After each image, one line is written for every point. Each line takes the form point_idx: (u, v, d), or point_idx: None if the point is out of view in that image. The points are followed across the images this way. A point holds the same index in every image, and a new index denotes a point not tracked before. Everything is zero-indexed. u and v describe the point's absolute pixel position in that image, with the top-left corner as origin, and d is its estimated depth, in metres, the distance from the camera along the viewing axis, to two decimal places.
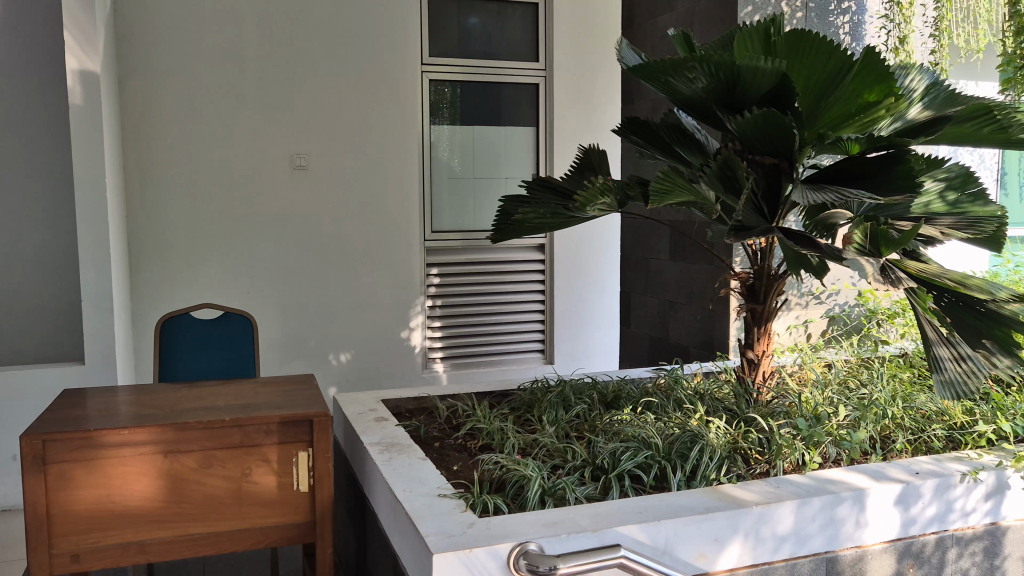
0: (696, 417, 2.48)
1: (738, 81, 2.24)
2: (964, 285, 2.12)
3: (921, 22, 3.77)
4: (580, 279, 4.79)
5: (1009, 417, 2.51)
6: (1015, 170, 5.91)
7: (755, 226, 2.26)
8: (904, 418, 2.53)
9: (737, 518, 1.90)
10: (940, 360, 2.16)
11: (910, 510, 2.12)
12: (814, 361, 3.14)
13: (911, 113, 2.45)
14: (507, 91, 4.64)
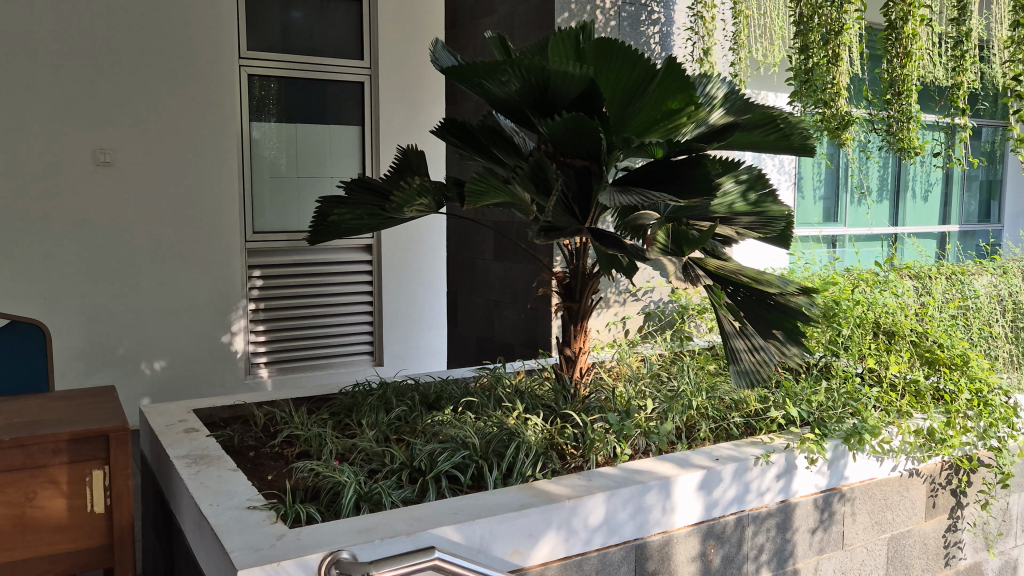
0: (514, 415, 2.53)
1: (548, 86, 2.31)
2: (757, 281, 2.29)
3: (722, 35, 4.04)
4: (408, 280, 4.75)
5: (797, 402, 2.73)
6: (811, 175, 6.41)
7: (566, 227, 2.33)
8: (707, 407, 2.70)
9: (550, 513, 1.95)
10: (736, 351, 2.27)
11: (712, 493, 2.25)
12: (629, 356, 3.27)
13: (712, 118, 2.61)
14: (331, 88, 4.50)
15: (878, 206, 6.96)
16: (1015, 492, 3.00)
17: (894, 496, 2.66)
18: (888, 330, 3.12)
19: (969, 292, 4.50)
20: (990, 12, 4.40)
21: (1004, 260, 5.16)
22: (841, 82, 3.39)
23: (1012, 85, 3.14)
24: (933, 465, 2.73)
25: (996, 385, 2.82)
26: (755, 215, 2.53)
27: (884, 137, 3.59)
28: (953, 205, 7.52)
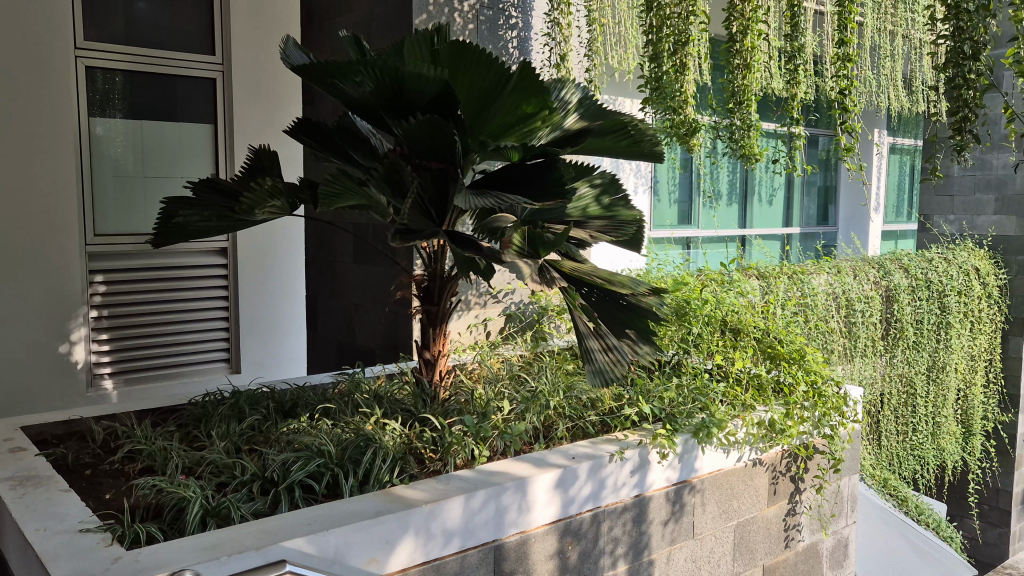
0: (372, 420, 2.49)
1: (403, 88, 2.29)
2: (609, 282, 2.36)
3: (578, 42, 4.13)
4: (264, 283, 4.51)
5: (649, 398, 2.84)
6: (666, 179, 6.71)
7: (422, 230, 2.32)
8: (564, 406, 2.76)
9: (407, 518, 1.93)
10: (591, 351, 2.30)
11: (568, 491, 2.30)
12: (490, 358, 3.29)
13: (567, 122, 2.67)
14: (181, 84, 4.17)
15: (727, 209, 7.33)
16: (847, 476, 3.22)
17: (739, 485, 2.80)
18: (734, 327, 3.26)
19: (807, 290, 4.81)
20: (821, 30, 4.73)
21: (838, 260, 5.55)
22: (688, 91, 3.54)
23: (840, 98, 3.37)
24: (773, 454, 2.90)
25: (828, 376, 3.02)
26: (607, 218, 2.62)
27: (727, 144, 3.78)
28: (795, 208, 8.03)
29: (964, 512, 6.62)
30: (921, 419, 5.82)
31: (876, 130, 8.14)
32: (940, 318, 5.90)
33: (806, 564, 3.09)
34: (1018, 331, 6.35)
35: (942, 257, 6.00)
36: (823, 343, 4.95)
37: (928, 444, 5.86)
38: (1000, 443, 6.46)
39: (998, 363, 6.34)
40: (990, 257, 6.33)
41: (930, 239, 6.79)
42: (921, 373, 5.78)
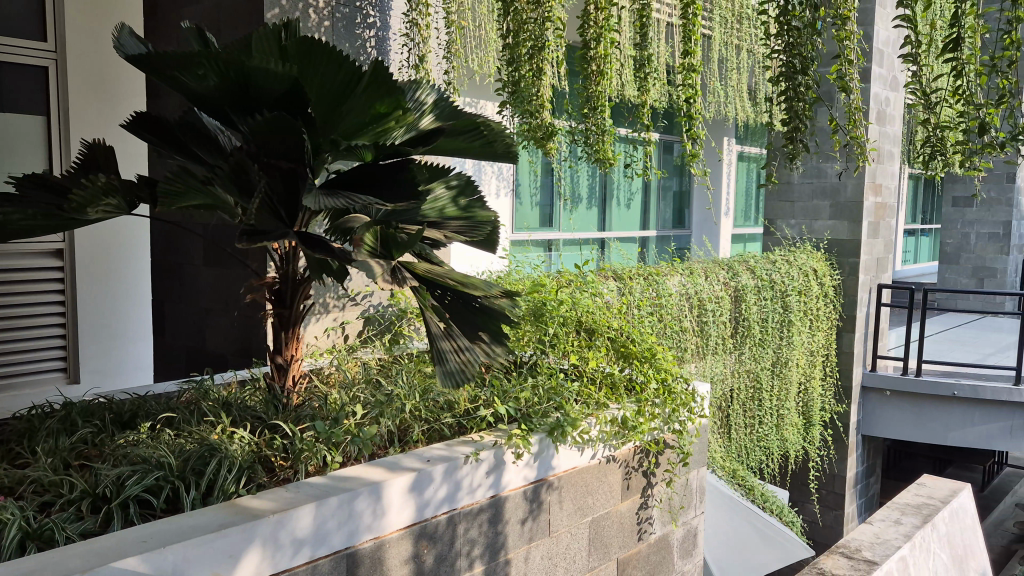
0: (219, 429, 2.39)
1: (249, 83, 2.20)
2: (462, 284, 2.37)
3: (437, 44, 4.13)
4: (105, 288, 4.23)
5: (505, 399, 2.86)
6: (527, 183, 6.84)
7: (271, 230, 2.24)
8: (420, 408, 2.75)
9: (252, 530, 1.86)
10: (443, 351, 2.30)
11: (423, 494, 2.28)
12: (348, 362, 3.22)
13: (422, 122, 2.64)
14: (8, 72, 3.82)
15: (588, 212, 7.53)
16: (695, 470, 3.37)
17: (593, 482, 2.87)
18: (588, 327, 3.33)
19: (662, 291, 4.99)
20: (671, 41, 4.93)
21: (690, 261, 5.79)
22: (544, 95, 3.61)
23: (685, 106, 3.51)
24: (626, 450, 2.99)
25: (678, 374, 3.13)
26: (464, 219, 2.61)
27: (582, 148, 3.87)
28: (651, 212, 8.35)
29: (805, 497, 7.07)
30: (767, 412, 6.17)
31: (724, 139, 8.57)
32: (783, 316, 6.27)
33: (657, 555, 3.20)
34: (850, 327, 6.85)
35: (783, 259, 6.38)
36: (676, 342, 5.15)
37: (773, 435, 6.20)
38: (837, 432, 6.94)
39: (834, 357, 6.80)
40: (826, 259, 6.79)
41: (775, 242, 7.28)
42: (766, 368, 6.13)
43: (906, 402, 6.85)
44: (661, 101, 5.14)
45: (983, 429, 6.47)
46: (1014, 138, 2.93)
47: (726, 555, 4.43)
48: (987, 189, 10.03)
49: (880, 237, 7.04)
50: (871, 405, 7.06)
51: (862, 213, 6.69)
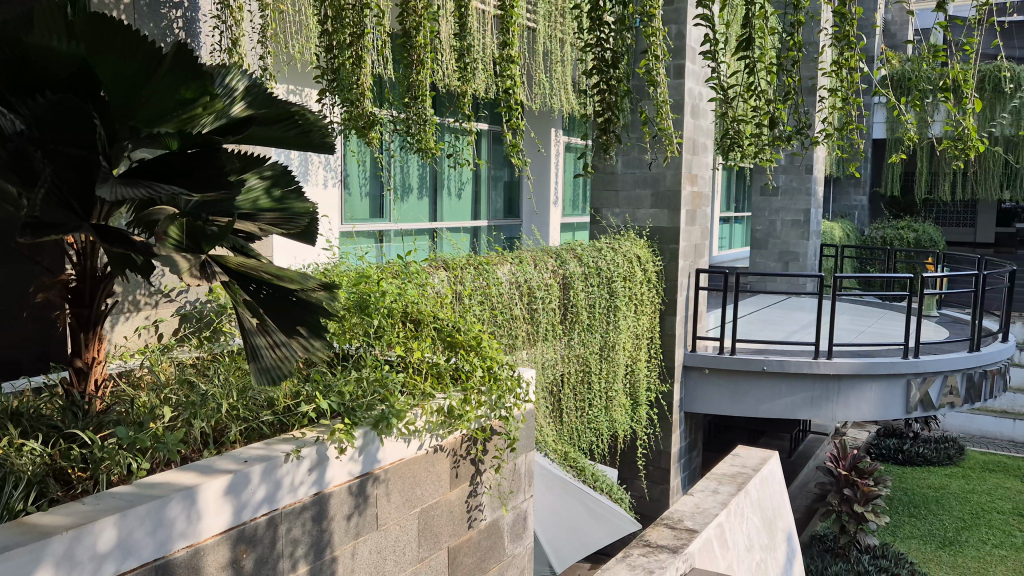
0: (6, 441, 2.18)
1: (29, 63, 2.00)
2: (279, 277, 2.28)
3: (252, 28, 3.97)
4: None
5: (328, 394, 2.79)
6: (356, 173, 6.74)
7: (60, 222, 2.04)
8: (238, 407, 2.65)
9: (41, 549, 1.71)
10: (256, 348, 2.22)
11: (239, 496, 2.18)
12: (161, 363, 3.02)
13: (233, 110, 2.51)
14: None
15: (418, 203, 7.51)
16: (523, 454, 3.44)
17: (421, 472, 2.87)
18: (415, 318, 3.28)
19: (493, 280, 5.05)
20: (494, 32, 4.99)
21: (519, 249, 5.90)
22: (365, 84, 3.57)
23: (505, 97, 3.57)
24: (453, 439, 3.02)
25: (504, 361, 3.19)
26: (279, 211, 2.51)
27: (405, 138, 3.85)
28: (482, 203, 8.45)
29: (633, 474, 7.42)
30: (596, 395, 6.39)
31: (551, 130, 8.79)
32: (609, 301, 6.51)
33: (488, 541, 3.25)
34: (671, 311, 7.23)
35: (609, 247, 6.63)
36: (507, 330, 5.24)
37: (602, 417, 6.44)
38: (661, 411, 7.31)
39: (658, 339, 7.15)
40: (648, 246, 7.12)
41: (601, 230, 7.58)
42: (594, 352, 6.34)
43: (723, 379, 7.29)
44: (485, 93, 5.21)
45: (789, 400, 7.05)
46: (799, 132, 3.21)
47: (559, 535, 4.62)
48: (789, 179, 10.88)
49: (697, 224, 7.46)
50: (691, 383, 7.45)
51: (680, 203, 7.07)
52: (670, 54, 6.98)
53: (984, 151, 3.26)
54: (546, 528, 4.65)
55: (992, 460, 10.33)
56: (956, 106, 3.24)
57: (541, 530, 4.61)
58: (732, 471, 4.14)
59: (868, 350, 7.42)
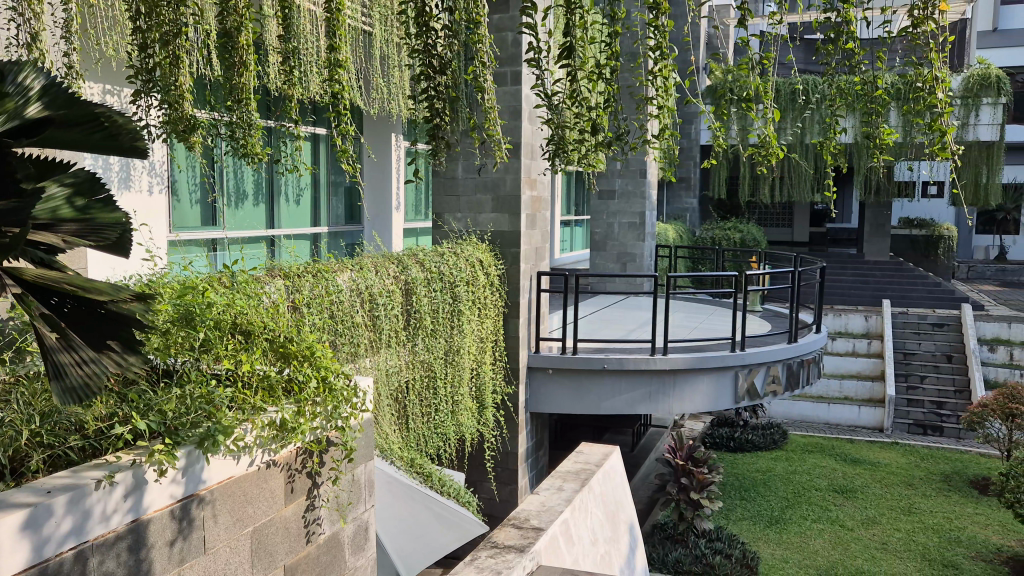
0: None
1: None
2: (84, 289, 2.09)
3: (54, 22, 3.69)
4: None
5: (147, 413, 2.61)
6: (184, 178, 6.39)
7: None
8: (43, 433, 2.46)
9: None
10: (60, 366, 2.03)
11: (40, 531, 2.02)
12: None
13: (25, 112, 2.16)
14: None
15: (254, 209, 7.24)
16: (362, 464, 3.38)
17: (252, 489, 2.76)
18: (245, 330, 3.08)
19: (332, 288, 4.91)
20: (321, 33, 4.88)
21: (360, 256, 5.78)
22: (185, 85, 3.36)
23: (333, 101, 3.49)
24: (287, 453, 2.92)
25: (339, 370, 3.11)
26: (83, 221, 2.28)
27: (229, 143, 3.71)
28: (322, 208, 8.26)
29: (482, 476, 7.47)
30: (442, 400, 6.38)
31: (390, 136, 8.73)
32: (453, 305, 6.51)
33: (327, 555, 3.17)
34: (514, 313, 7.34)
35: (451, 252, 6.63)
36: (349, 338, 5.14)
37: (448, 421, 6.44)
38: (507, 412, 7.39)
39: (502, 342, 7.23)
40: (490, 250, 7.19)
41: (443, 235, 7.58)
42: (439, 357, 6.33)
43: (566, 379, 7.46)
44: (313, 94, 5.09)
45: (628, 396, 7.32)
46: (619, 139, 3.35)
47: (407, 544, 4.60)
48: (624, 183, 11.33)
49: (537, 228, 7.62)
50: (536, 383, 7.58)
51: (519, 207, 7.19)
52: (503, 61, 7.17)
53: (782, 156, 3.53)
54: (393, 536, 4.59)
55: (811, 442, 11.18)
56: (758, 114, 3.49)
57: (389, 540, 4.57)
58: (575, 467, 4.24)
59: (699, 345, 7.84)
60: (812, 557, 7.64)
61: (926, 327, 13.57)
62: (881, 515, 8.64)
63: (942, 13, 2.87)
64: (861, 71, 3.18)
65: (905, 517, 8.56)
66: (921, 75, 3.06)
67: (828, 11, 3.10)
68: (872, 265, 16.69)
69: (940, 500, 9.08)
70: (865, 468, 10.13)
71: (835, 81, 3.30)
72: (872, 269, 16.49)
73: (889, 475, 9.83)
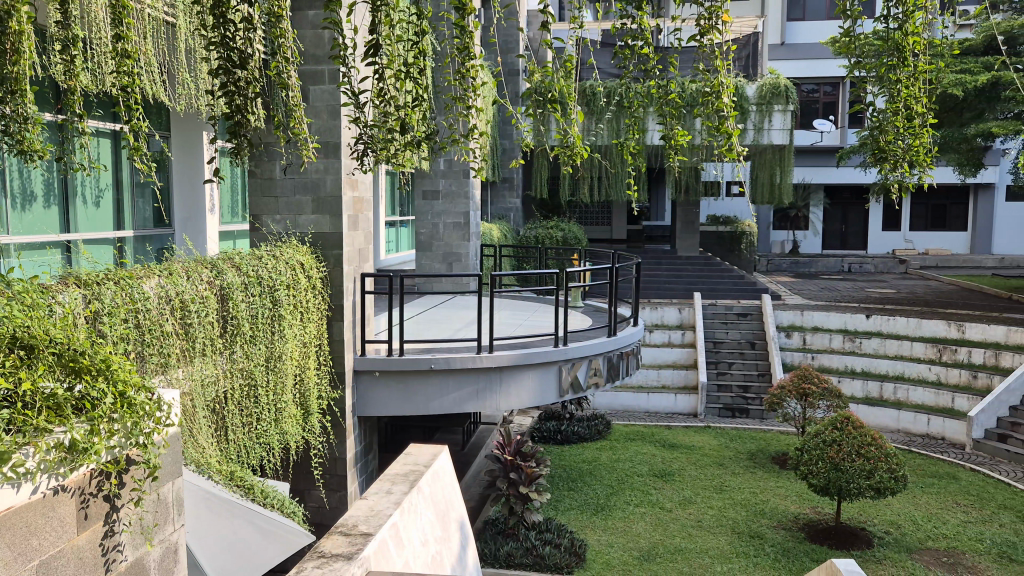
0: None
1: None
2: None
3: None
4: None
5: None
6: None
7: None
8: None
9: None
10: None
11: None
12: None
13: None
14: None
15: (45, 212, 6.65)
16: (167, 482, 3.17)
17: (37, 520, 2.57)
18: (27, 345, 2.66)
19: (137, 296, 4.56)
20: (110, 21, 4.55)
21: (169, 260, 5.42)
22: None
23: (123, 93, 3.25)
24: (78, 477, 2.72)
25: (140, 383, 2.87)
26: None
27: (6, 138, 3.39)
28: (126, 211, 7.71)
29: (310, 485, 7.26)
30: (264, 408, 6.12)
31: (201, 134, 8.25)
32: (272, 311, 6.25)
33: None
34: (338, 316, 7.16)
35: (270, 255, 6.36)
36: (158, 349, 4.80)
37: (271, 430, 6.19)
38: (334, 417, 7.20)
39: (326, 346, 7.03)
40: (311, 252, 6.98)
41: (261, 238, 7.28)
42: (259, 364, 6.06)
43: (393, 380, 7.35)
44: (97, 85, 4.75)
45: (456, 395, 7.33)
46: (429, 139, 3.39)
47: (230, 563, 4.30)
48: (448, 184, 11.40)
49: (360, 229, 7.50)
50: (363, 387, 7.41)
51: (340, 208, 7.05)
52: (302, 59, 7.06)
53: (587, 156, 3.70)
54: (213, 560, 4.27)
55: (633, 430, 11.72)
56: (561, 115, 3.65)
57: (211, 565, 4.26)
58: (404, 469, 4.20)
59: (524, 341, 8.01)
60: (635, 540, 8.01)
61: (732, 317, 14.60)
62: (695, 495, 9.20)
63: (725, 23, 3.12)
64: (655, 76, 3.39)
65: (717, 496, 9.16)
66: (709, 81, 3.29)
67: (626, 18, 3.30)
68: (684, 261, 17.74)
69: (747, 477, 9.79)
70: (681, 451, 10.74)
71: (629, 82, 3.51)
72: (684, 264, 17.53)
73: (702, 457, 10.49)
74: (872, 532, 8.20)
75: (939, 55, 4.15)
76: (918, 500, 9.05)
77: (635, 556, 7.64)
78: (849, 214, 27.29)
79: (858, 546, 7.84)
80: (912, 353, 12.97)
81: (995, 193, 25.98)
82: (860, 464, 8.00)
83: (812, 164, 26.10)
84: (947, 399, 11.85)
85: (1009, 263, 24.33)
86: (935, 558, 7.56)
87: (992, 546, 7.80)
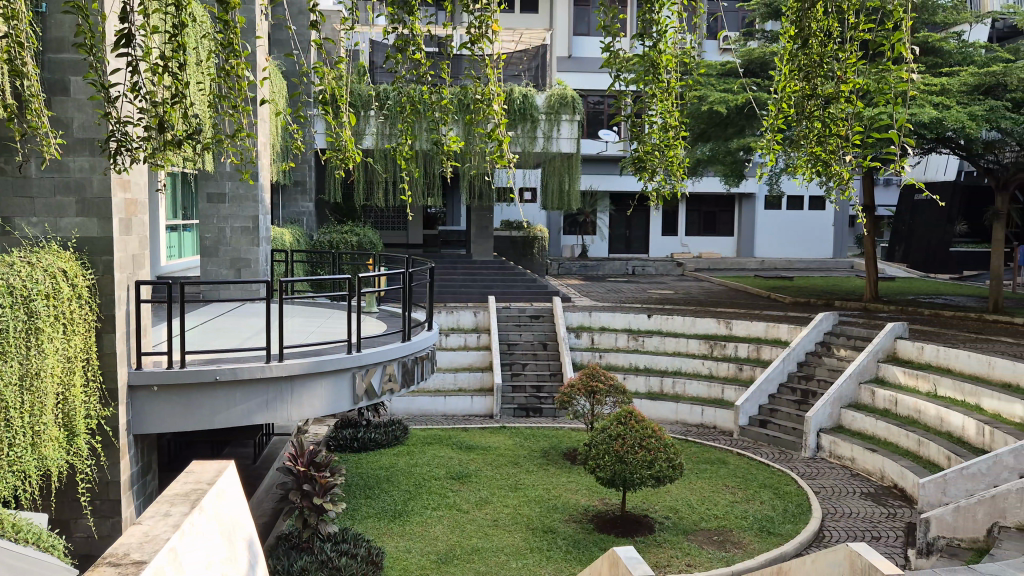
0: None
1: None
2: None
3: None
4: None
5: None
6: None
7: None
8: None
9: None
10: None
11: None
12: None
13: None
14: None
15: None
16: None
17: None
18: None
19: None
20: None
21: None
22: None
23: None
24: None
25: None
26: None
27: None
28: None
29: (76, 514, 6.62)
30: (18, 432, 5.49)
31: None
32: (28, 324, 5.62)
33: None
34: (109, 328, 6.58)
35: (24, 261, 5.73)
36: None
37: (27, 456, 5.57)
38: (104, 437, 6.60)
39: (94, 361, 6.42)
40: (75, 259, 6.37)
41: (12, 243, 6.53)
42: (10, 383, 5.43)
43: (173, 395, 6.82)
44: None
45: (243, 408, 6.95)
46: (191, 136, 3.27)
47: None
48: (234, 187, 10.88)
49: (133, 233, 6.96)
50: (139, 403, 6.83)
51: (109, 210, 6.51)
52: (50, 48, 6.43)
53: (360, 159, 3.79)
54: None
55: (430, 434, 11.75)
56: (333, 118, 3.71)
57: None
58: (185, 488, 3.94)
59: (315, 349, 7.78)
60: (432, 543, 8.03)
61: (525, 319, 15.05)
62: (491, 495, 9.38)
63: (494, 33, 3.26)
64: (427, 82, 3.47)
65: (512, 494, 9.39)
66: (479, 88, 3.40)
67: (398, 23, 3.35)
68: (479, 265, 18.07)
69: (540, 474, 10.12)
70: (477, 453, 10.91)
71: (401, 85, 3.57)
72: (479, 269, 17.85)
73: (498, 457, 10.71)
74: (653, 518, 8.74)
75: (689, 75, 4.53)
76: (693, 485, 9.77)
77: (432, 559, 7.66)
78: (632, 220, 29.05)
79: (641, 532, 8.31)
80: (688, 350, 14.02)
81: (757, 202, 28.67)
82: (641, 455, 8.51)
83: (597, 172, 27.54)
84: (718, 391, 12.95)
85: (769, 264, 26.92)
86: (707, 537, 8.21)
87: (754, 521, 8.59)
